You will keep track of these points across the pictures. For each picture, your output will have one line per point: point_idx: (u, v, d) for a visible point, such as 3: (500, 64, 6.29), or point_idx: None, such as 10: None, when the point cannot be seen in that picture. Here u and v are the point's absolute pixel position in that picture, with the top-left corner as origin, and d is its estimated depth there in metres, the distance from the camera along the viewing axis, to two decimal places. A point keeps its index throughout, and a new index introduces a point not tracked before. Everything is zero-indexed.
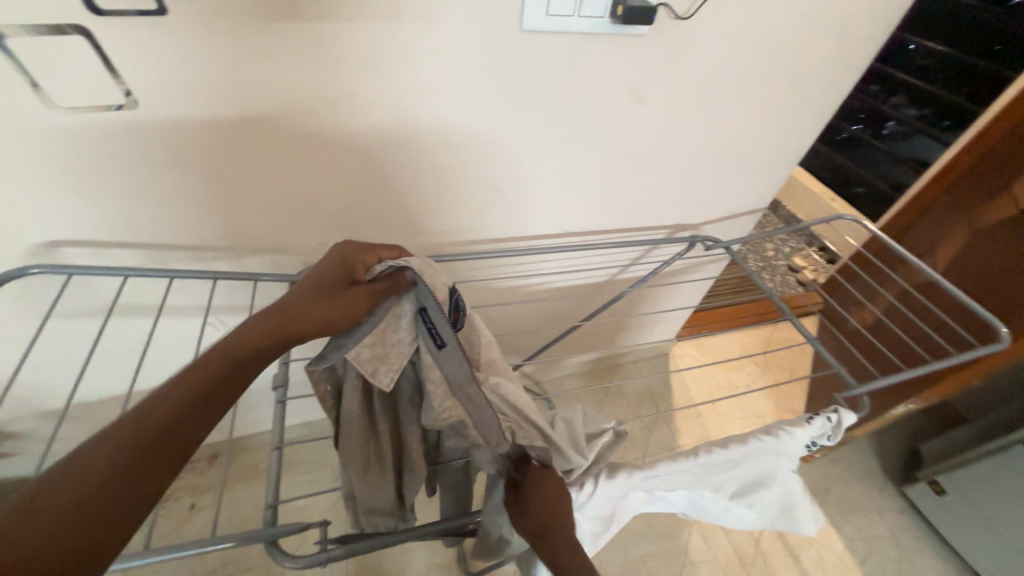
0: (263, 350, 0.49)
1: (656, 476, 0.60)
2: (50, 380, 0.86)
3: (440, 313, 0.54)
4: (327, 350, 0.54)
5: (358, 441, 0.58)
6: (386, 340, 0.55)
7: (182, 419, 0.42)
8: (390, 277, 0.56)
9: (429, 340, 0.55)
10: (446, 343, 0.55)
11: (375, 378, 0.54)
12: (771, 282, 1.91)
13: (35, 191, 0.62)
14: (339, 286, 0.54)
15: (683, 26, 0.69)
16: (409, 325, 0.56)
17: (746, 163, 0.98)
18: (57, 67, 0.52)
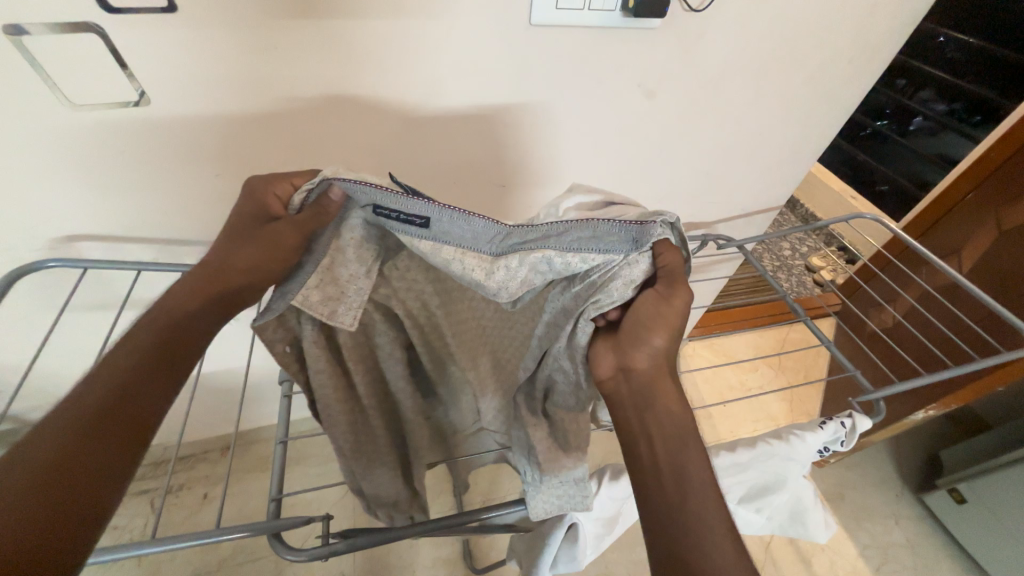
0: (197, 307, 0.47)
1: None
2: (69, 371, 0.88)
3: (394, 195, 0.44)
4: (271, 300, 0.47)
5: (345, 433, 0.57)
6: (337, 278, 0.48)
7: (145, 383, 0.43)
8: (315, 204, 0.46)
9: (409, 227, 0.45)
10: (430, 217, 0.44)
11: (335, 319, 0.49)
12: (787, 283, 1.87)
13: (53, 187, 0.63)
14: (262, 226, 0.47)
15: (696, 19, 0.67)
16: (358, 254, 0.48)
17: (763, 159, 0.95)
18: (71, 65, 0.53)
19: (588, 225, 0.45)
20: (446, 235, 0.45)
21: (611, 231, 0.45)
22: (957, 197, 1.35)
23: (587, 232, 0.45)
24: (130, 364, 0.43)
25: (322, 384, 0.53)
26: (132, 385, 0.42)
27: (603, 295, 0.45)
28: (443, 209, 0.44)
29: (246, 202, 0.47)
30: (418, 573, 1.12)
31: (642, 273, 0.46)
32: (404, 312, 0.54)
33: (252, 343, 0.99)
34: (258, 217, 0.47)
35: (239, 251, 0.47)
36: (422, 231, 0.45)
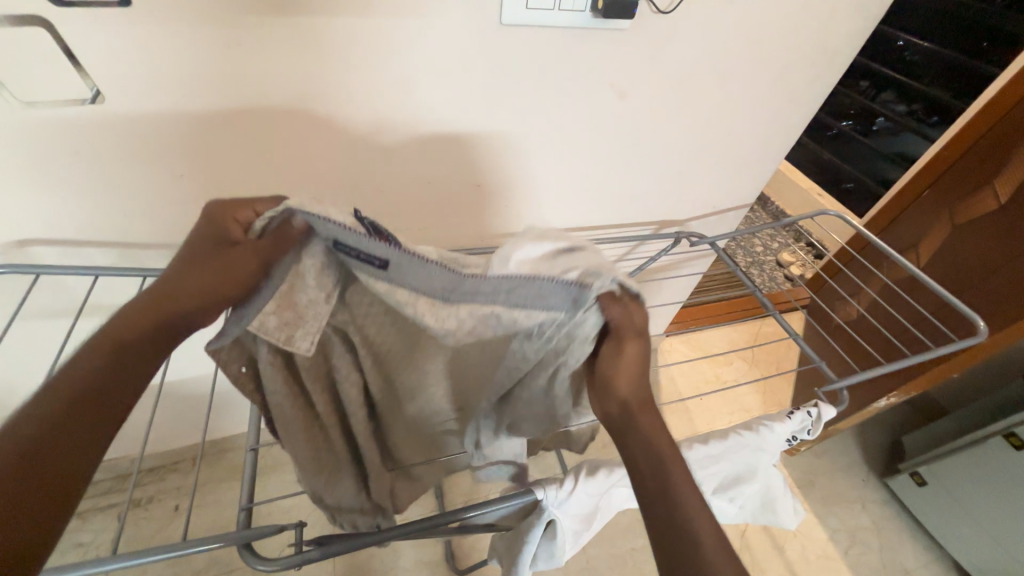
0: (144, 328, 0.43)
1: None
2: (21, 380, 0.84)
3: (356, 235, 0.43)
4: (225, 324, 0.46)
5: (304, 441, 0.56)
6: (295, 303, 0.47)
7: (105, 379, 0.40)
8: (277, 230, 0.45)
9: (367, 266, 0.45)
10: (389, 260, 0.44)
11: (292, 345, 0.48)
12: (758, 278, 1.93)
13: (1, 188, 0.60)
14: (216, 249, 0.45)
15: (665, 20, 0.68)
16: (318, 281, 0.47)
17: (732, 158, 0.98)
18: (17, 61, 0.50)
19: (534, 284, 0.45)
20: (405, 277, 0.45)
21: (553, 290, 0.46)
22: (916, 192, 1.42)
23: (532, 291, 0.46)
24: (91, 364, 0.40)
25: (278, 399, 0.52)
26: (95, 381, 0.40)
27: (566, 355, 0.50)
28: (405, 253, 0.44)
29: (205, 228, 0.46)
30: None
31: (595, 329, 0.48)
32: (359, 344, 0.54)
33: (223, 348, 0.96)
34: (217, 242, 0.46)
35: (195, 276, 0.45)
36: (381, 273, 0.45)
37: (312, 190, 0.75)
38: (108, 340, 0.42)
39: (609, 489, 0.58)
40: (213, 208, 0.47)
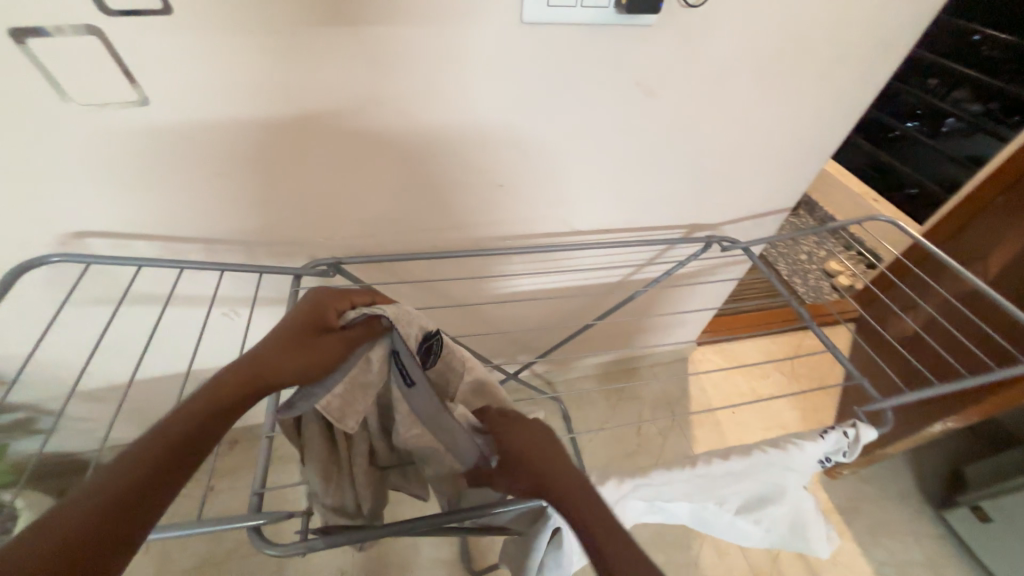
0: (234, 399, 0.48)
1: (649, 483, 0.57)
2: (81, 360, 0.91)
3: (410, 357, 0.54)
4: (294, 399, 0.52)
5: (321, 454, 0.55)
6: (356, 388, 0.55)
7: (199, 431, 0.44)
8: (364, 324, 0.54)
9: (400, 379, 0.55)
10: (416, 382, 0.54)
11: (343, 423, 0.54)
12: (802, 288, 1.82)
13: (60, 183, 0.65)
14: (310, 334, 0.53)
15: (695, 14, 0.65)
16: (381, 366, 0.55)
17: (770, 160, 0.92)
18: (72, 66, 0.54)
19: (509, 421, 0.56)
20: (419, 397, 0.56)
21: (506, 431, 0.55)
22: (988, 198, 1.29)
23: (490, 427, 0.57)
24: (193, 417, 0.45)
25: (311, 431, 0.55)
26: (188, 438, 0.43)
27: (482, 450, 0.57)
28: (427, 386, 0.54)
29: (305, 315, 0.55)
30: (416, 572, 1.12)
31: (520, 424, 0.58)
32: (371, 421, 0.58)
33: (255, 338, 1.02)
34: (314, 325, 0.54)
35: (288, 356, 0.52)
36: (404, 386, 0.56)
37: (339, 190, 0.76)
38: (174, 426, 0.43)
39: (619, 499, 0.56)
40: (315, 297, 0.57)
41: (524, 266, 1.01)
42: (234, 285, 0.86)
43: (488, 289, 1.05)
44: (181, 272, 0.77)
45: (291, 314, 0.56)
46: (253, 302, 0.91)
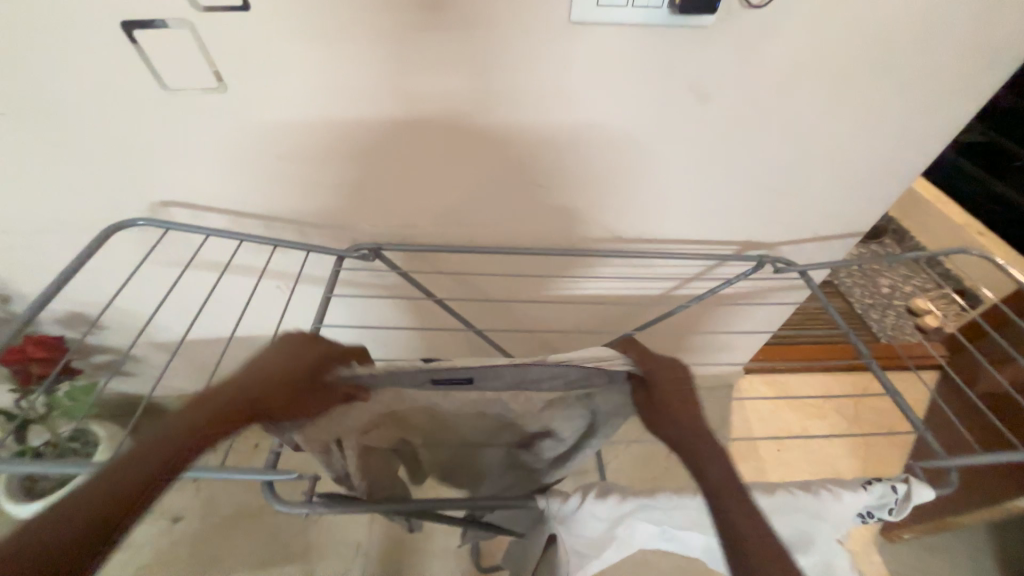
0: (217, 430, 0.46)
1: (654, 505, 0.54)
2: (157, 316, 1.03)
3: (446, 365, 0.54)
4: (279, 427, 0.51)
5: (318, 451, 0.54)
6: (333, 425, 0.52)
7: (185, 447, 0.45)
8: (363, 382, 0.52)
9: (458, 385, 0.55)
10: (473, 375, 0.55)
11: (306, 442, 0.52)
12: (878, 324, 1.63)
13: (150, 158, 0.73)
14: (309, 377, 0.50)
15: (760, 16, 0.61)
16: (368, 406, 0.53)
17: (846, 179, 0.83)
18: (166, 55, 0.61)
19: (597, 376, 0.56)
20: (493, 386, 0.55)
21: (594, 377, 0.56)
22: None
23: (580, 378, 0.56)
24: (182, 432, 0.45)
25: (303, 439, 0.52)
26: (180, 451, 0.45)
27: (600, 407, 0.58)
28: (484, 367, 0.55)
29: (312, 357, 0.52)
30: (427, 558, 1.14)
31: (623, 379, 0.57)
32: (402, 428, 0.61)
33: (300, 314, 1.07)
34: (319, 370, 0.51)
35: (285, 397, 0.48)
36: (468, 387, 0.55)
37: (385, 181, 0.79)
38: (170, 436, 0.45)
39: (620, 516, 0.54)
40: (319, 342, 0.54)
41: (560, 270, 0.98)
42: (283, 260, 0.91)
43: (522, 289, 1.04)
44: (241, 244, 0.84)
45: (292, 350, 0.52)
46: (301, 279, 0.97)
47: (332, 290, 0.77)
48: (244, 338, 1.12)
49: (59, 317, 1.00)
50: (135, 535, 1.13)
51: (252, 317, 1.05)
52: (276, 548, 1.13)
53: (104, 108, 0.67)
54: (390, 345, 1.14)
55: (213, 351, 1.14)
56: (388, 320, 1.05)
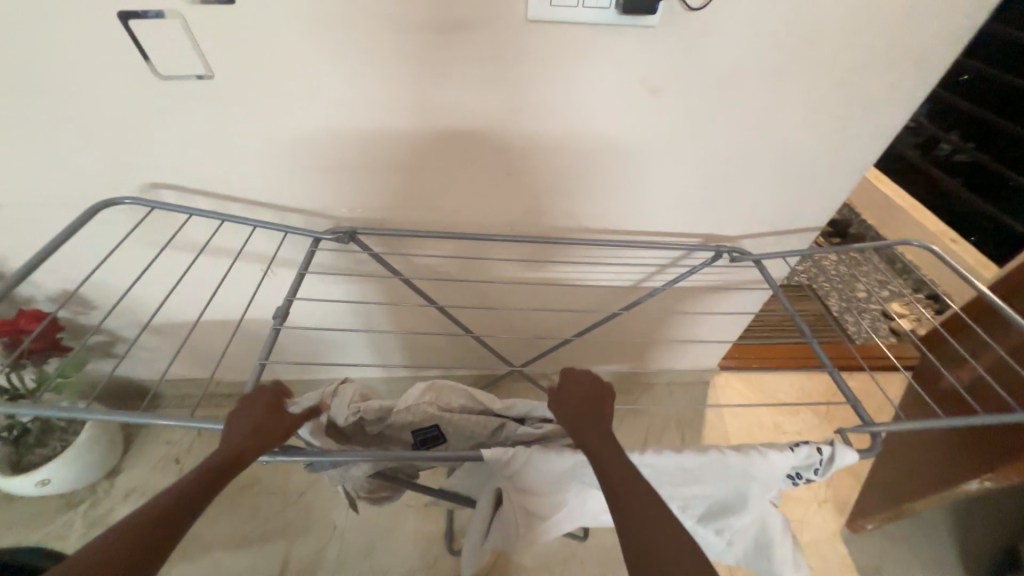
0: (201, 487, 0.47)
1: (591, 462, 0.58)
2: (144, 297, 1.06)
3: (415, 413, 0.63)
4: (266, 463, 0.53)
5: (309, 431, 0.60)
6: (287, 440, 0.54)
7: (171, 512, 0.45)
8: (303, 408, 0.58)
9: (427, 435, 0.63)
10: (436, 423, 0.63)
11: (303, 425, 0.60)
12: (852, 328, 1.67)
13: (139, 141, 0.77)
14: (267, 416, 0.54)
15: (702, 17, 0.66)
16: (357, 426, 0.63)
17: (796, 173, 0.88)
18: (158, 43, 0.66)
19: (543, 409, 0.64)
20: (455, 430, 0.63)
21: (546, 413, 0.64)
22: None
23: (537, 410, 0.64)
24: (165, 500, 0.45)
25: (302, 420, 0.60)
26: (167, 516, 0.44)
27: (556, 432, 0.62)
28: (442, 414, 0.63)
29: (267, 397, 0.55)
30: (400, 540, 1.17)
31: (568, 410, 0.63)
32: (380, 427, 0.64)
33: (274, 297, 1.08)
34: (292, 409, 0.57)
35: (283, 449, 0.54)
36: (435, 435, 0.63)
37: (358, 167, 0.83)
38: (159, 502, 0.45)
39: (566, 472, 0.58)
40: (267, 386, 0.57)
41: (529, 258, 1.01)
42: (262, 243, 0.94)
43: (495, 280, 1.07)
44: (221, 226, 0.87)
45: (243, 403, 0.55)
46: (277, 264, 1.00)
47: (306, 269, 0.81)
48: (225, 322, 1.14)
49: (52, 295, 1.04)
50: (116, 514, 1.16)
51: (231, 300, 1.08)
52: (253, 527, 1.16)
53: (96, 91, 0.71)
54: (367, 331, 1.17)
55: (196, 335, 1.17)
56: (364, 304, 1.08)
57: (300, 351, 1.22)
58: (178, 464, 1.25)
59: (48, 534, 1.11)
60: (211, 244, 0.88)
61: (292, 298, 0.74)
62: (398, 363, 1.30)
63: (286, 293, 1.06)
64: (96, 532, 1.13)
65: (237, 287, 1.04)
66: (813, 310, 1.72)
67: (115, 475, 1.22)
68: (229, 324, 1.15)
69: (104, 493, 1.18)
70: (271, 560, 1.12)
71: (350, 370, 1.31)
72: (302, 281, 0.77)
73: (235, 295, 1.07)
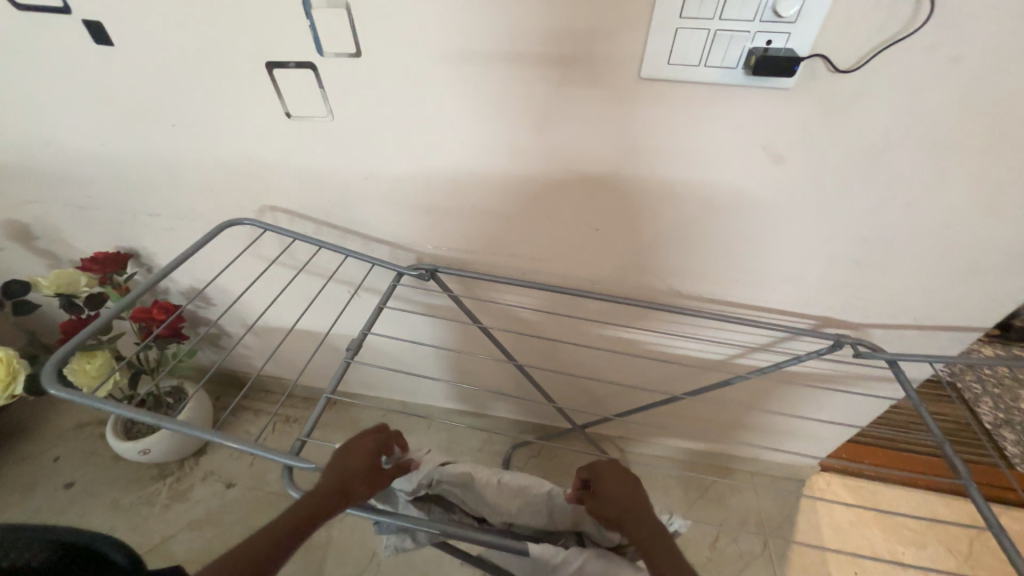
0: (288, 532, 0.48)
1: None
2: (250, 301, 1.18)
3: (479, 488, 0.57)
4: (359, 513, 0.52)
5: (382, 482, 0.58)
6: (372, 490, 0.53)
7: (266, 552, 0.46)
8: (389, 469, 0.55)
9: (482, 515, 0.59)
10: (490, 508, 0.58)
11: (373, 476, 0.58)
12: (1011, 448, 1.32)
13: (267, 170, 0.86)
14: (357, 475, 0.52)
15: (848, 81, 0.57)
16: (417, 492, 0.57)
17: (953, 265, 0.72)
18: (294, 89, 0.73)
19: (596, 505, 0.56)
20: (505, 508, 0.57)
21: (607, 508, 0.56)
22: None
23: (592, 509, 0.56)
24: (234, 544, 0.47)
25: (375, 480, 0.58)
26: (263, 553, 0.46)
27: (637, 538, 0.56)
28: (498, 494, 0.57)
29: (355, 441, 0.55)
30: None
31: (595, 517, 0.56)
32: (456, 498, 0.59)
33: (354, 318, 1.13)
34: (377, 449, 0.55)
35: (365, 492, 0.52)
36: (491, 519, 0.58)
37: (447, 209, 0.84)
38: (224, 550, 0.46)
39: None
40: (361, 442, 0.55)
41: (608, 316, 0.94)
42: (351, 268, 0.99)
43: (568, 334, 1.00)
44: (318, 249, 0.94)
45: (338, 458, 0.53)
46: (359, 288, 1.04)
47: (385, 302, 0.82)
48: (310, 333, 1.22)
49: (182, 289, 1.20)
50: (194, 492, 1.27)
51: (316, 313, 1.15)
52: None
53: (240, 126, 0.80)
54: (433, 364, 1.17)
55: (285, 341, 1.27)
56: (434, 337, 1.09)
57: (370, 372, 1.26)
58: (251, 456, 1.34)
59: (140, 497, 1.25)
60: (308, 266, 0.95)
61: (367, 331, 0.75)
62: (458, 398, 1.28)
63: (366, 315, 1.10)
64: (175, 505, 1.24)
65: (322, 303, 1.11)
66: (954, 417, 1.40)
67: (201, 454, 1.34)
68: (312, 335, 1.23)
69: (189, 470, 1.31)
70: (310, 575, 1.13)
71: (412, 396, 1.32)
72: (379, 315, 0.78)
73: (322, 310, 1.14)
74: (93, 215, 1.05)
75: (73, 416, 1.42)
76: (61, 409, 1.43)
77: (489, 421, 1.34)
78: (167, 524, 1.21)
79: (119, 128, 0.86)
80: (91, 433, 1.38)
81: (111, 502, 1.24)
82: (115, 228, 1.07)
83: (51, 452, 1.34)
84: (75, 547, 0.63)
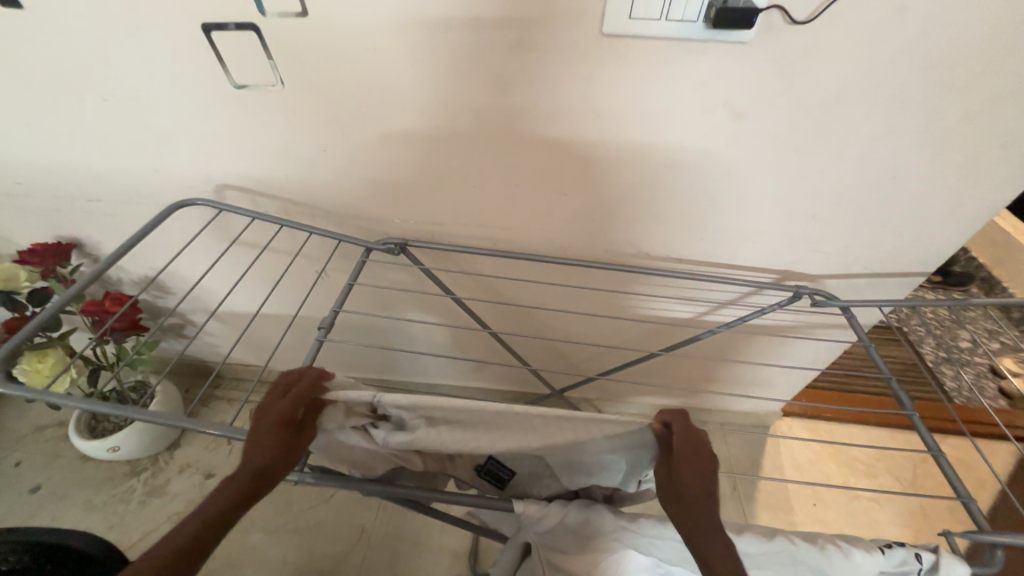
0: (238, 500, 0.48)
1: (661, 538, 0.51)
2: (211, 286, 1.13)
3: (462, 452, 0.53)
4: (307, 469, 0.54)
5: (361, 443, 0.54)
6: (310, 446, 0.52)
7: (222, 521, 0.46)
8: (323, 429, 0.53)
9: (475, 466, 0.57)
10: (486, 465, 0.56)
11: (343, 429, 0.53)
12: (950, 384, 1.44)
13: (214, 144, 0.81)
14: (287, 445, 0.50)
15: (803, 33, 0.58)
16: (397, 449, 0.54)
17: (899, 213, 0.76)
18: (236, 55, 0.68)
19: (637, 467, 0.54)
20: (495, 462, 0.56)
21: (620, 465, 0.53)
22: None
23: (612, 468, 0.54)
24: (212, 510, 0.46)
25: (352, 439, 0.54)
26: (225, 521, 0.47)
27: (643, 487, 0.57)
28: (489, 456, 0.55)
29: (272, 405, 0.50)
30: (425, 554, 1.16)
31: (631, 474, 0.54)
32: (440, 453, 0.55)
33: (325, 297, 1.10)
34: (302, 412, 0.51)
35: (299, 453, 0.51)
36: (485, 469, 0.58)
37: (413, 180, 0.82)
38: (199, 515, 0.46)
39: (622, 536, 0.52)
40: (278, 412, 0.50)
41: (579, 280, 0.95)
42: (316, 246, 0.96)
43: (541, 300, 1.01)
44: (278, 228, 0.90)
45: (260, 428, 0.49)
46: (327, 267, 1.01)
47: (354, 280, 0.80)
48: (280, 316, 1.19)
49: (134, 277, 1.13)
50: (172, 485, 1.24)
51: (283, 295, 1.11)
52: (286, 518, 1.19)
53: (179, 97, 0.74)
54: (410, 339, 1.16)
55: (252, 326, 1.23)
56: (408, 313, 1.08)
57: (346, 352, 1.24)
58: (228, 446, 1.32)
59: (114, 495, 1.22)
60: (268, 245, 0.91)
61: (338, 308, 0.73)
62: (438, 371, 1.29)
63: (338, 294, 1.08)
64: (153, 500, 1.21)
65: (289, 284, 1.07)
66: (901, 358, 1.51)
67: (175, 448, 1.31)
68: (280, 317, 1.19)
69: (164, 464, 1.27)
70: (301, 555, 1.14)
71: (391, 373, 1.32)
72: (349, 292, 0.76)
73: (290, 291, 1.10)
74: (23, 202, 0.96)
75: (30, 418, 1.35)
76: (16, 413, 1.35)
77: (469, 393, 1.36)
78: (147, 520, 1.18)
79: (40, 104, 0.78)
80: (52, 435, 1.32)
81: (83, 503, 1.20)
82: (51, 216, 0.99)
83: (10, 458, 1.27)
84: (51, 546, 0.62)
